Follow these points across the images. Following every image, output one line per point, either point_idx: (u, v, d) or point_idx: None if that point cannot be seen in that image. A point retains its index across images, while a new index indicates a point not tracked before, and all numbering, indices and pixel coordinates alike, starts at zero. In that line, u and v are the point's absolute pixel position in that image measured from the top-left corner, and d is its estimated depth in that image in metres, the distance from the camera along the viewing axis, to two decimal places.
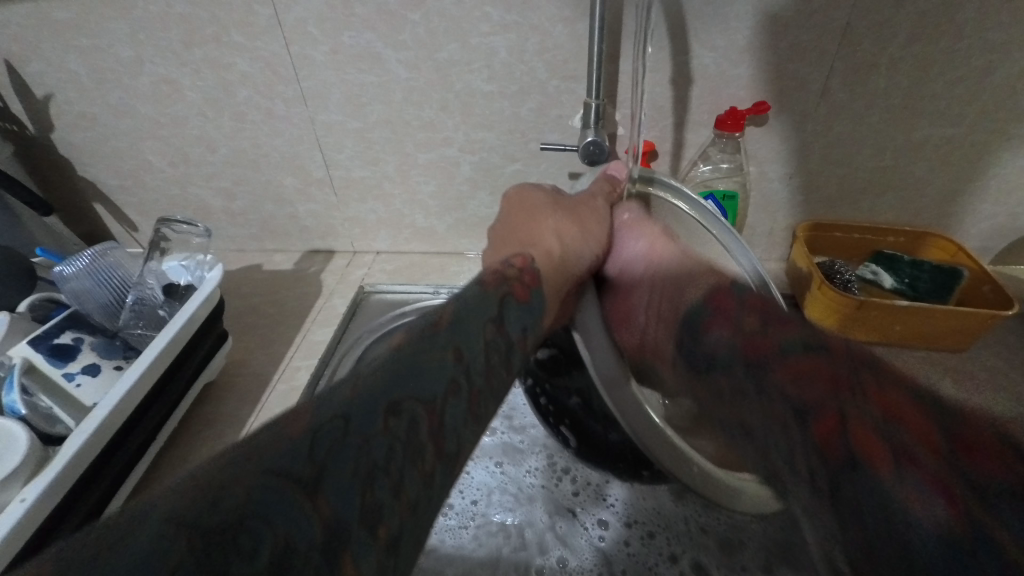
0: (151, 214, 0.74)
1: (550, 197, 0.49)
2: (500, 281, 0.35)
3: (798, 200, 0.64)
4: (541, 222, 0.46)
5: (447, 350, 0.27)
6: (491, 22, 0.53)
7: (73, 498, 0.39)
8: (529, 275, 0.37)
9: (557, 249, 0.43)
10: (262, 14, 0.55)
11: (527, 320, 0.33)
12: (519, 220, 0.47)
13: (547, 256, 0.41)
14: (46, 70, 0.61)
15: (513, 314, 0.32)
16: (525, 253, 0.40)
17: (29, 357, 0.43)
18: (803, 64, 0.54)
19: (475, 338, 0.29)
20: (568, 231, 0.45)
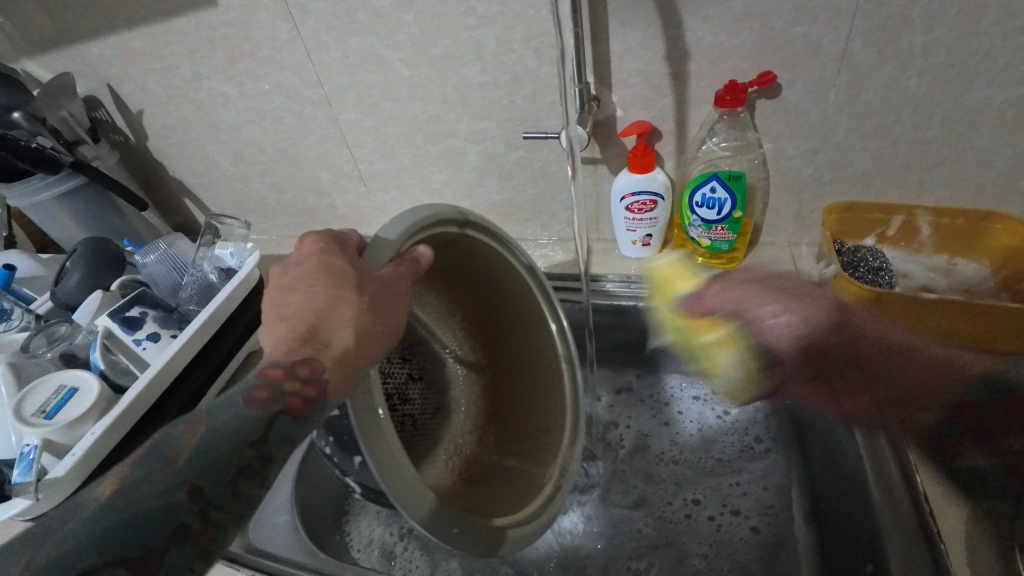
0: (223, 206, 0.87)
1: (336, 260, 0.38)
2: (271, 393, 0.33)
3: (826, 177, 0.57)
4: (332, 305, 0.36)
5: (179, 490, 0.29)
6: (477, 14, 0.55)
7: (134, 434, 0.49)
8: (315, 387, 0.34)
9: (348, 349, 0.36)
10: (284, 28, 0.62)
11: (295, 432, 0.33)
12: (297, 290, 0.37)
13: (344, 349, 0.35)
14: (136, 90, 0.75)
15: (282, 429, 0.33)
16: (309, 359, 0.34)
17: (109, 326, 0.53)
18: (814, 27, 0.48)
19: (224, 476, 0.30)
20: (368, 324, 0.37)
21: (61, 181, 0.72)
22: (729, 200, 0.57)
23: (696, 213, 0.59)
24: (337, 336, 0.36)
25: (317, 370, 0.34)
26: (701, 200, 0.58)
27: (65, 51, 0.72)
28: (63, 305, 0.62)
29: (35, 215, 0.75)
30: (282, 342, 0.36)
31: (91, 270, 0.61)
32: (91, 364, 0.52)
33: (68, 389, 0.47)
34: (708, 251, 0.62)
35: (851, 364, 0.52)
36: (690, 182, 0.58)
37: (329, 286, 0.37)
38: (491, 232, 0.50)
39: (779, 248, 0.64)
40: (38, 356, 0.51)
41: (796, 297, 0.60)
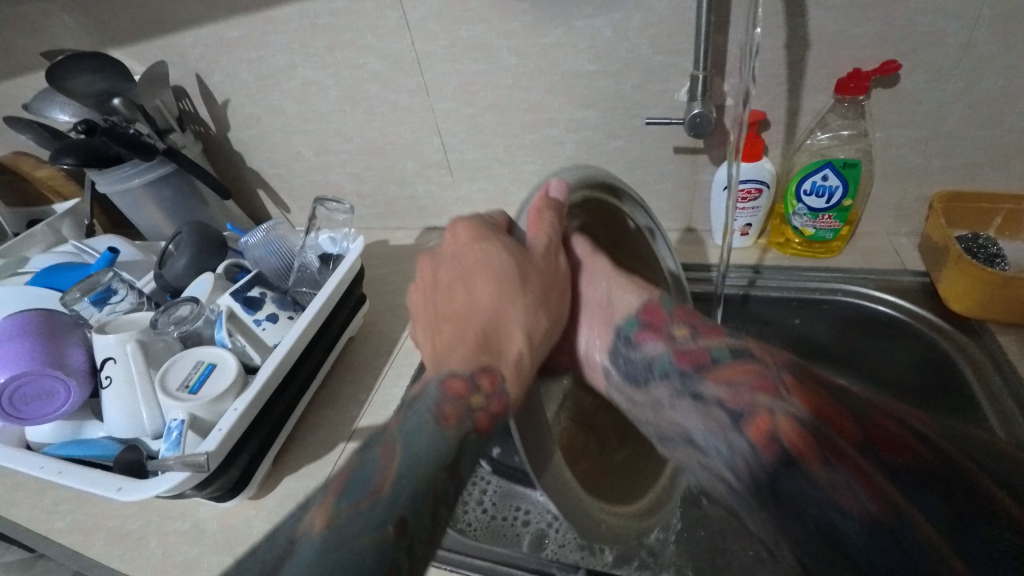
0: (299, 196, 0.87)
1: (507, 262, 0.42)
2: (460, 414, 0.35)
3: (933, 167, 0.58)
4: (503, 306, 0.41)
5: (388, 524, 0.30)
6: (596, 3, 0.55)
7: (266, 411, 0.50)
8: (496, 403, 0.36)
9: (521, 353, 0.39)
10: (392, 17, 0.63)
11: (479, 452, 0.35)
12: (464, 286, 0.42)
13: (516, 363, 0.38)
14: (225, 80, 0.75)
15: (473, 451, 0.35)
16: (491, 370, 0.37)
17: (231, 306, 0.54)
18: (941, 16, 0.49)
19: (425, 504, 0.31)
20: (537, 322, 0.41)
21: (153, 168, 0.72)
22: (840, 187, 0.59)
23: (803, 201, 0.61)
24: (511, 346, 0.39)
25: (493, 384, 0.37)
26: (810, 187, 0.60)
27: (159, 40, 0.72)
28: (169, 287, 0.62)
29: (121, 201, 0.76)
30: (460, 348, 0.38)
31: (199, 254, 0.62)
32: (216, 342, 0.53)
33: (207, 365, 0.48)
34: (811, 239, 0.64)
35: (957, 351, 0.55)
36: (800, 170, 0.60)
37: (498, 299, 0.40)
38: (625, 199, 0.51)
39: (876, 238, 0.65)
40: (165, 335, 0.52)
41: (898, 284, 0.61)
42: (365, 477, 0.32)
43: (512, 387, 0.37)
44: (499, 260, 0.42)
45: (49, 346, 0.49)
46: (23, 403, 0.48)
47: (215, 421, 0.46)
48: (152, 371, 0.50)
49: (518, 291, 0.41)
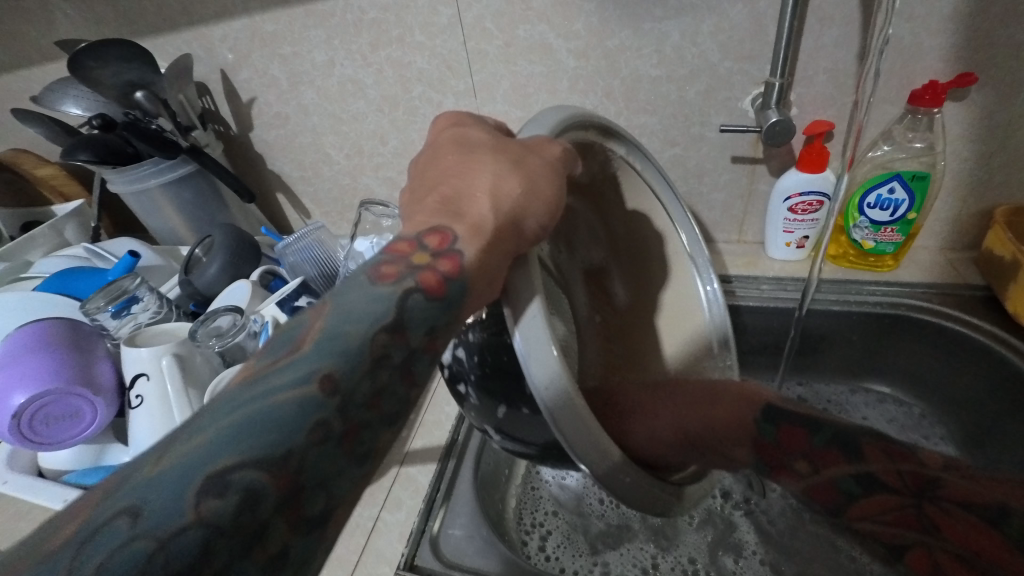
0: (324, 202, 0.83)
1: (490, 136, 0.35)
2: (401, 270, 0.27)
3: (997, 181, 0.58)
4: (470, 172, 0.32)
5: (312, 379, 0.23)
6: (667, 6, 0.54)
7: None
8: (449, 263, 0.27)
9: (492, 219, 0.30)
10: (446, 14, 0.60)
11: (435, 319, 0.27)
12: (433, 159, 0.34)
13: (477, 224, 0.29)
14: (253, 76, 0.71)
15: (418, 315, 0.26)
16: (445, 230, 0.29)
17: (276, 317, 0.49)
18: (1019, 29, 0.49)
19: (362, 363, 0.24)
20: (511, 191, 0.31)
21: (175, 167, 0.67)
22: (906, 201, 0.57)
23: (865, 214, 0.60)
24: (473, 207, 0.30)
25: (444, 241, 0.28)
26: (874, 200, 0.58)
27: (184, 32, 0.68)
28: (196, 294, 0.57)
29: (136, 202, 0.70)
30: (417, 212, 0.30)
31: (233, 259, 0.57)
32: (262, 356, 0.47)
33: None
34: (869, 252, 0.63)
35: (1023, 361, 0.54)
36: (865, 182, 0.58)
37: (466, 163, 0.33)
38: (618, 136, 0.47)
39: (931, 252, 0.65)
40: (204, 348, 0.46)
41: (957, 298, 0.61)
42: (296, 331, 0.25)
43: (470, 248, 0.28)
44: (481, 135, 0.35)
45: (75, 358, 0.44)
46: (45, 426, 0.42)
47: None
48: (190, 388, 0.45)
49: (491, 155, 0.33)
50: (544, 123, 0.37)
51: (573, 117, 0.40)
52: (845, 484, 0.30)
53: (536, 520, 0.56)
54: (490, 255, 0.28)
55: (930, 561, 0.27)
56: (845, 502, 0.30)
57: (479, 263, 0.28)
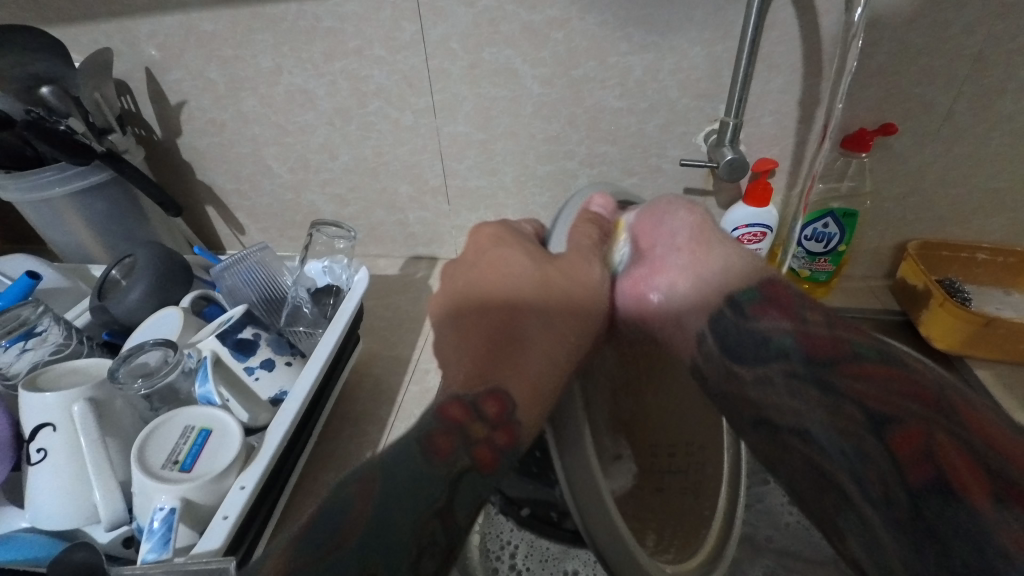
0: (261, 217, 0.76)
1: (533, 259, 0.41)
2: (453, 443, 0.32)
3: (910, 218, 0.65)
4: (523, 313, 0.39)
5: (360, 574, 0.26)
6: (631, 42, 0.55)
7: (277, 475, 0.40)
8: (505, 434, 0.33)
9: (537, 377, 0.36)
10: (409, 30, 0.58)
11: (481, 491, 0.32)
12: (485, 285, 0.41)
13: (532, 388, 0.35)
14: (186, 78, 0.64)
15: (466, 492, 0.31)
16: (499, 392, 0.35)
17: (218, 350, 0.44)
18: (930, 88, 0.56)
19: (404, 556, 0.28)
20: (557, 334, 0.38)
21: (86, 174, 0.58)
22: (838, 235, 0.63)
23: (802, 245, 0.64)
24: (523, 363, 0.36)
25: (505, 402, 0.34)
26: (811, 233, 0.63)
27: (105, 24, 0.60)
28: (112, 322, 0.50)
29: (35, 212, 0.61)
30: (473, 360, 0.37)
31: (156, 281, 0.50)
32: (201, 398, 0.41)
33: (201, 431, 0.37)
34: (806, 280, 0.67)
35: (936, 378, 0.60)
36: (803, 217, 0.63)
37: (513, 299, 0.39)
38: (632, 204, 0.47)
39: (855, 280, 0.71)
40: (130, 391, 0.40)
41: (881, 321, 0.66)
42: (340, 522, 0.28)
43: (526, 414, 0.34)
44: (543, 258, 0.41)
45: None
46: None
47: (217, 506, 0.35)
48: (109, 439, 0.38)
49: (540, 299, 0.38)
50: (569, 219, 0.44)
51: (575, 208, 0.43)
52: (868, 357, 0.30)
53: (501, 546, 0.52)
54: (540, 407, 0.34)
55: (927, 454, 0.26)
56: (848, 357, 0.31)
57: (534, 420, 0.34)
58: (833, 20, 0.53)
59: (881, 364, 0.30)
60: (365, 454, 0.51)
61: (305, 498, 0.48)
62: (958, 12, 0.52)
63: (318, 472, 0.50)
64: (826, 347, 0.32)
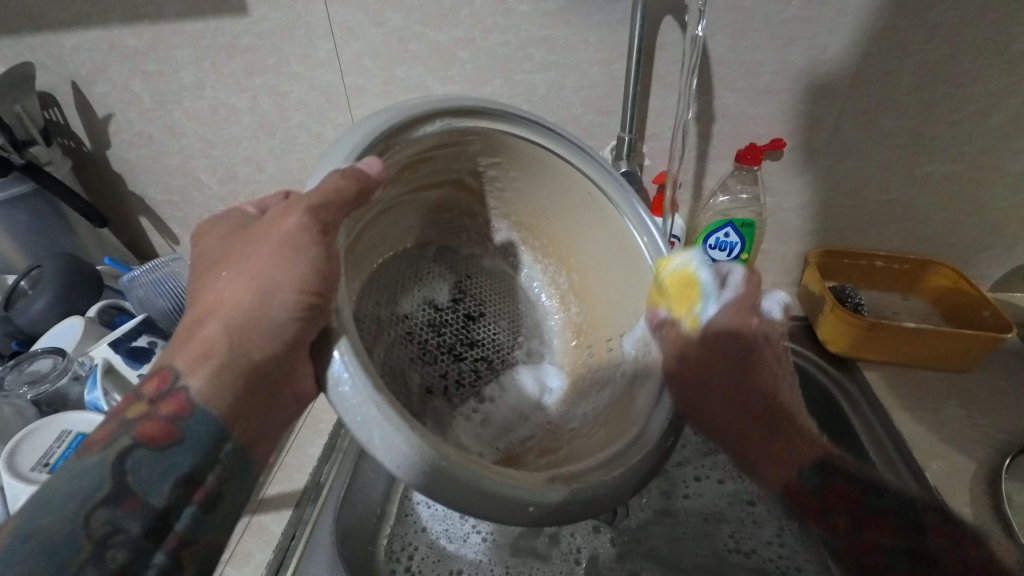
0: (194, 227, 0.78)
1: (223, 238, 0.40)
2: (122, 430, 0.32)
3: (810, 228, 0.68)
4: (211, 280, 0.37)
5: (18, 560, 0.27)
6: (534, 61, 0.58)
7: None
8: (171, 404, 0.33)
9: (223, 341, 0.35)
10: (324, 48, 0.60)
11: (164, 462, 0.32)
12: (207, 262, 0.39)
13: (200, 353, 0.35)
14: (111, 91, 0.65)
15: (141, 469, 0.31)
16: (167, 370, 0.34)
17: (109, 357, 0.45)
18: (815, 106, 0.59)
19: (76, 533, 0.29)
20: (238, 300, 0.35)
21: (5, 187, 0.60)
22: (739, 243, 0.66)
23: (708, 254, 0.67)
24: (204, 334, 0.35)
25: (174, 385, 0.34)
26: (715, 242, 0.66)
27: (27, 38, 0.61)
28: (21, 333, 0.51)
29: None
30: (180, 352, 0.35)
31: (65, 293, 0.52)
32: (89, 405, 0.43)
33: (76, 436, 0.39)
34: None
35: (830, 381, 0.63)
36: (706, 227, 0.66)
37: (220, 271, 0.37)
38: (472, 111, 0.45)
39: (765, 286, 0.74)
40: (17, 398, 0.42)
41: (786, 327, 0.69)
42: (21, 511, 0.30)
43: (193, 381, 0.34)
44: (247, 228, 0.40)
45: None
46: None
47: None
48: None
49: (218, 269, 0.37)
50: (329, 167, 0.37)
51: (382, 134, 0.39)
52: (895, 555, 0.36)
53: (404, 546, 0.55)
54: (224, 386, 0.34)
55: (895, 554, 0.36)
56: (850, 518, 0.39)
57: (218, 399, 0.34)
58: (719, 41, 0.56)
59: (902, 550, 0.36)
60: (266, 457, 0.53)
61: None
62: (833, 35, 0.55)
63: None
64: (865, 554, 0.37)
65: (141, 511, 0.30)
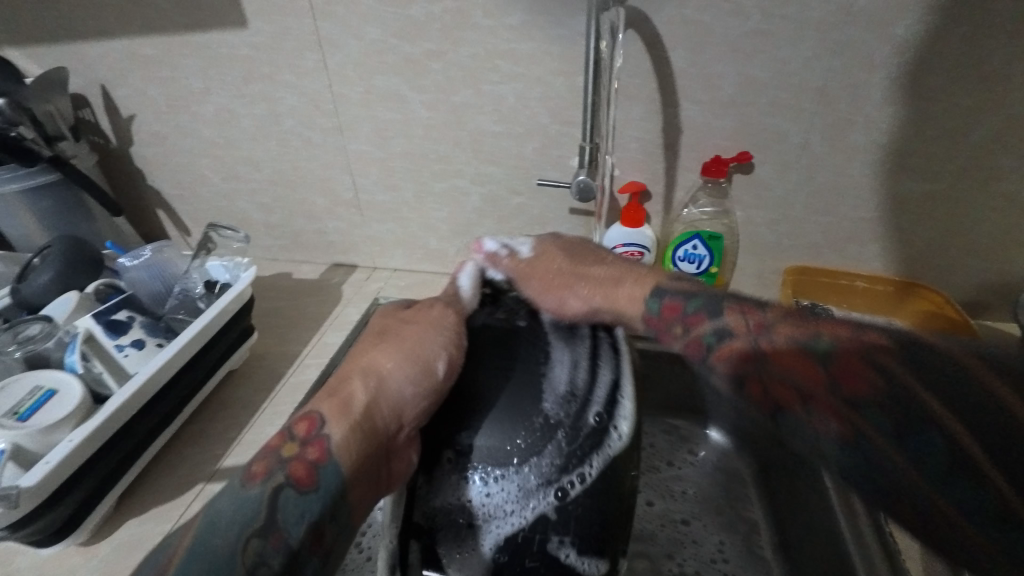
0: (201, 220, 0.84)
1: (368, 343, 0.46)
2: (276, 466, 0.35)
3: (785, 245, 0.67)
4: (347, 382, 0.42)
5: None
6: (500, 72, 0.61)
7: (115, 438, 0.47)
8: (316, 449, 0.36)
9: (360, 401, 0.40)
10: (311, 59, 0.65)
11: (307, 507, 0.34)
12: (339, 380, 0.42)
13: (343, 403, 0.39)
14: (132, 95, 0.73)
15: (289, 507, 0.34)
16: (315, 414, 0.39)
17: (90, 329, 0.51)
18: (782, 120, 0.59)
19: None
20: (357, 401, 0.40)
21: (33, 176, 0.68)
22: (707, 257, 0.65)
23: (677, 266, 0.67)
24: (351, 392, 0.40)
25: (319, 435, 0.37)
26: (683, 254, 0.66)
27: (62, 46, 0.70)
28: (24, 303, 0.58)
29: None
30: (341, 430, 0.38)
31: (65, 270, 0.58)
32: (66, 366, 0.48)
33: (46, 391, 0.45)
34: None
35: None
36: (675, 239, 0.66)
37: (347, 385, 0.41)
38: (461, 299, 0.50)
39: None
40: (6, 355, 0.48)
41: None
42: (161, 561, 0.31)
43: (336, 430, 0.38)
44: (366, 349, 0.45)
45: None
46: None
47: (45, 453, 0.42)
48: None
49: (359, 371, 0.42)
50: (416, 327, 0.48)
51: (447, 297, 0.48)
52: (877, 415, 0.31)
53: None
54: (357, 455, 0.37)
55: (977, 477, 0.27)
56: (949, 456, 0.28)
57: (346, 455, 0.37)
58: (679, 54, 0.57)
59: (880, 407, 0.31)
60: (227, 433, 0.57)
61: (166, 472, 0.54)
62: (795, 49, 0.55)
63: (182, 446, 0.56)
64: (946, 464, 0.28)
65: (281, 547, 0.32)
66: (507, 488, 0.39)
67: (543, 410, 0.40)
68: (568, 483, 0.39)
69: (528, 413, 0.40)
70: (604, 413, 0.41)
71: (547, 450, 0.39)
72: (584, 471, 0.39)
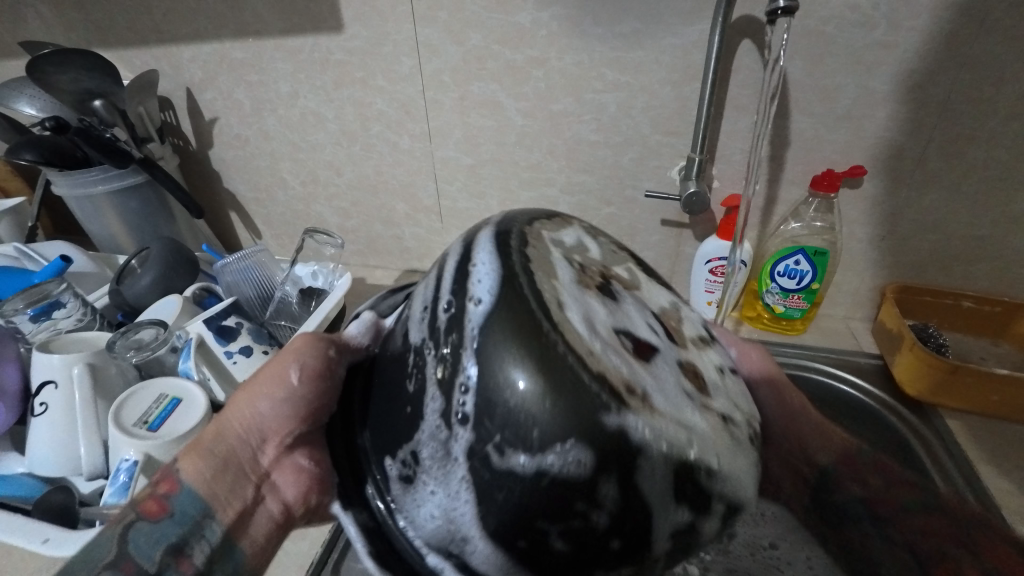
0: (275, 223, 0.84)
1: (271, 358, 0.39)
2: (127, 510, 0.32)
3: (887, 261, 0.65)
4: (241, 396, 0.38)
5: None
6: (605, 81, 0.59)
7: None
8: (167, 483, 0.33)
9: (235, 422, 0.36)
10: (407, 64, 0.64)
11: (166, 532, 0.31)
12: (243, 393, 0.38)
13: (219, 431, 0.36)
14: (218, 98, 0.73)
15: (142, 540, 0.30)
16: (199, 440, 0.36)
17: (202, 334, 0.50)
18: (899, 135, 0.57)
19: None
20: (229, 427, 0.36)
21: (124, 177, 0.67)
22: (810, 273, 0.63)
23: (775, 281, 0.66)
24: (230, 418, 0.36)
25: (169, 469, 0.34)
26: (783, 269, 0.64)
27: (154, 49, 0.70)
28: (123, 305, 0.57)
29: (79, 206, 0.70)
30: (205, 467, 0.34)
31: (166, 272, 0.58)
32: (180, 372, 0.48)
33: (170, 400, 0.44)
34: (780, 316, 0.68)
35: (904, 427, 0.59)
36: (774, 253, 0.65)
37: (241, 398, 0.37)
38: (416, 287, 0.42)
39: (834, 320, 0.71)
40: (122, 359, 0.47)
41: (855, 364, 0.66)
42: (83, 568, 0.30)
43: (190, 463, 0.34)
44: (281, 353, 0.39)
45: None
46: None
47: None
48: (101, 398, 0.45)
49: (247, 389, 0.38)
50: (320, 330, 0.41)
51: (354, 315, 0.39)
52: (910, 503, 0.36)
53: None
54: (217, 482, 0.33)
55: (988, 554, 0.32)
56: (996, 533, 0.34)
57: (204, 481, 0.33)
58: (797, 64, 0.55)
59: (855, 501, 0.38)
60: None
61: None
62: (922, 62, 0.53)
63: None
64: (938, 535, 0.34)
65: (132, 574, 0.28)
66: (437, 487, 0.26)
67: (409, 348, 0.29)
68: (465, 410, 0.25)
69: (391, 402, 0.29)
70: (457, 306, 0.26)
71: (429, 402, 0.26)
72: (488, 375, 0.24)
